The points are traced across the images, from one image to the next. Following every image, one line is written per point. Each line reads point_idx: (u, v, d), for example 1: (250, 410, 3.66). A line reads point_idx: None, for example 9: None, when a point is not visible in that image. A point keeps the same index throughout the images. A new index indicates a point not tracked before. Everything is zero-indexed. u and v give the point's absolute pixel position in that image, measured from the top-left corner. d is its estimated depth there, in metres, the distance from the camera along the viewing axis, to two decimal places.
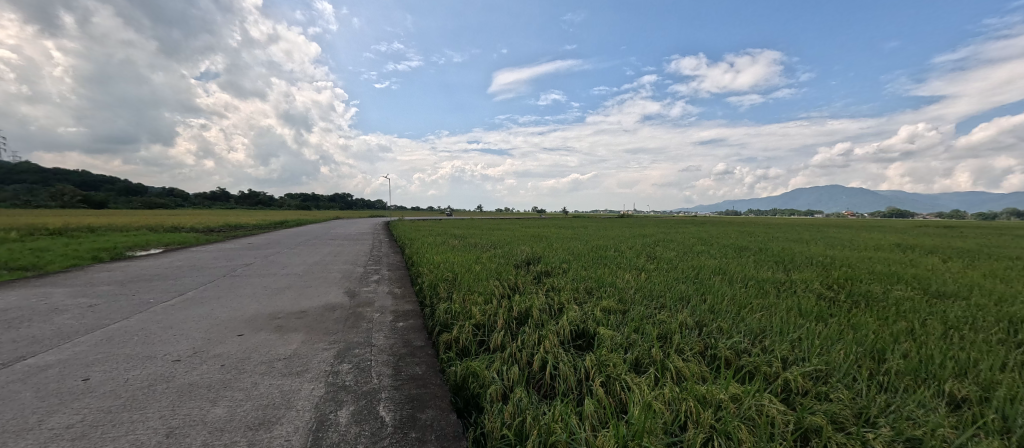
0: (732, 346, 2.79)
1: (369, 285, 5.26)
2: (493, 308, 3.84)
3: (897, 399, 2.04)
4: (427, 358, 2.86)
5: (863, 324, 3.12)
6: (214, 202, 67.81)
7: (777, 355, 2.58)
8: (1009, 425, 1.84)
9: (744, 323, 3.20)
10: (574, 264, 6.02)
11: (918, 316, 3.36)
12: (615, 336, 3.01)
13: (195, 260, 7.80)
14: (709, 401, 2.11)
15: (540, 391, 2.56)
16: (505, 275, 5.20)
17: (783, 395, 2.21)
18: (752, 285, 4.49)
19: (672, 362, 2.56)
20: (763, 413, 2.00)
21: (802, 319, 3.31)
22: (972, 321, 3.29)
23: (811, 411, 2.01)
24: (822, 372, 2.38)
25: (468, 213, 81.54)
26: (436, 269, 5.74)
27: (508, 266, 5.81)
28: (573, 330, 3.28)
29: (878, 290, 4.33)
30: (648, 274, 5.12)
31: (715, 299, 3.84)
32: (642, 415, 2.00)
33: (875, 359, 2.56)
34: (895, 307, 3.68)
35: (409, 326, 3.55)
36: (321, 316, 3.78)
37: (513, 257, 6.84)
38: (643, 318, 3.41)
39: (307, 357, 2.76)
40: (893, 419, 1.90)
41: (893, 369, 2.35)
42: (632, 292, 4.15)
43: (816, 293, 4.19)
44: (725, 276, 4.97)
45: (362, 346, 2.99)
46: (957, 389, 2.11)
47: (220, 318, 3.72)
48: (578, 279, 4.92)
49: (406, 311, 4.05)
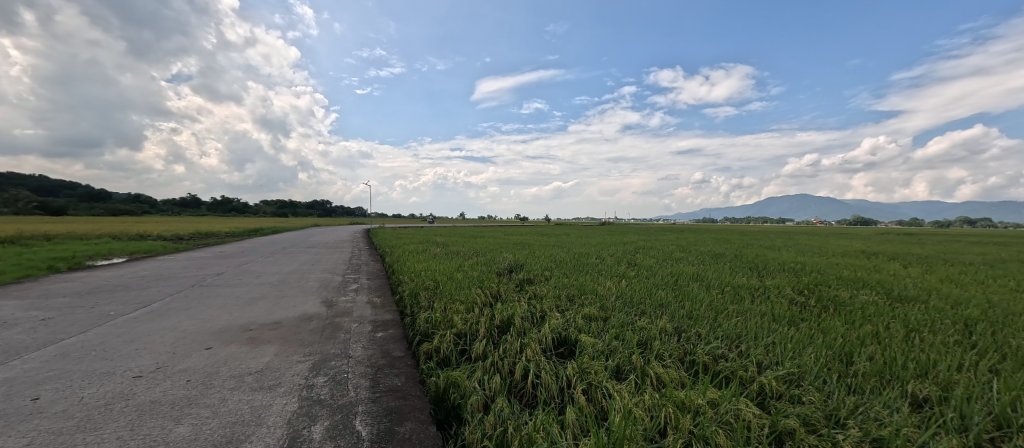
0: (710, 351, 2.85)
1: (348, 294, 5.14)
2: (475, 316, 3.80)
3: (865, 401, 2.11)
4: (406, 369, 2.80)
5: (832, 328, 3.24)
6: (184, 208, 65.18)
7: (753, 359, 2.64)
8: (967, 424, 1.93)
9: (721, 328, 3.27)
10: (556, 271, 6.05)
11: (882, 319, 3.52)
12: (597, 343, 3.02)
13: (163, 269, 7.45)
14: (688, 406, 2.14)
15: (522, 400, 2.54)
16: (487, 283, 5.17)
17: (759, 399, 2.25)
18: (728, 291, 4.62)
19: (652, 369, 2.58)
20: (739, 417, 2.04)
21: (775, 323, 3.41)
22: (931, 323, 3.46)
23: (785, 414, 2.05)
24: (795, 375, 2.45)
25: (450, 220, 81.09)
26: (417, 277, 5.66)
27: (491, 274, 5.79)
28: (555, 338, 3.28)
29: (845, 295, 4.52)
30: (629, 281, 5.19)
31: (693, 305, 3.92)
32: (623, 422, 2.01)
33: (844, 362, 2.66)
34: (861, 311, 3.84)
35: (389, 337, 3.47)
36: (296, 327, 3.65)
37: (496, 265, 6.82)
38: (623, 325, 3.44)
39: (280, 370, 2.65)
40: (860, 420, 1.97)
41: (861, 371, 2.45)
42: (613, 300, 4.19)
43: (788, 298, 4.34)
44: (702, 282, 5.09)
45: (339, 358, 2.90)
46: (919, 390, 2.20)
47: (188, 331, 3.54)
48: (560, 286, 4.94)
49: (386, 320, 3.96)
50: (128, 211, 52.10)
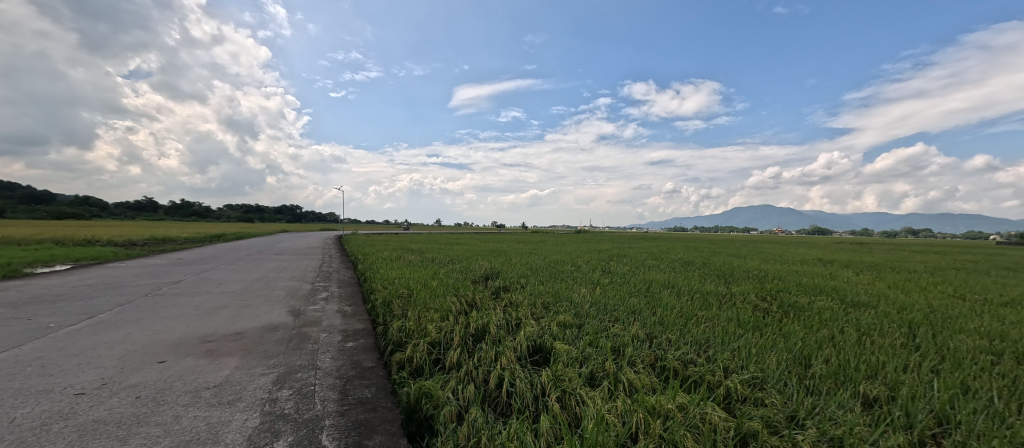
0: (680, 356, 2.93)
1: (317, 303, 4.95)
2: (449, 324, 3.75)
3: (822, 402, 2.22)
4: (377, 380, 2.72)
5: (792, 332, 3.41)
6: (140, 212, 61.24)
7: (719, 364, 2.74)
8: (911, 421, 2.06)
9: (690, 334, 3.37)
10: (532, 279, 6.08)
11: (837, 324, 3.73)
12: (571, 350, 3.05)
13: (112, 277, 6.93)
14: (658, 411, 2.19)
15: (496, 409, 2.51)
16: (462, 290, 5.12)
17: (725, 402, 2.33)
18: (697, 297, 4.79)
19: (625, 375, 2.63)
20: (706, 421, 2.10)
21: (740, 328, 3.55)
22: (880, 327, 3.71)
23: (749, 417, 2.13)
24: (758, 379, 2.55)
25: (426, 227, 80.11)
26: (391, 285, 5.54)
27: (466, 282, 5.75)
28: (530, 345, 3.28)
29: (803, 301, 4.77)
30: (603, 288, 5.28)
31: (665, 312, 4.03)
32: (596, 428, 2.03)
33: (803, 365, 2.79)
34: (818, 316, 4.06)
35: (359, 347, 3.36)
36: (260, 338, 3.48)
37: (472, 272, 6.77)
38: (597, 332, 3.49)
39: (241, 384, 2.51)
40: (817, 420, 2.07)
41: (818, 374, 2.58)
42: (587, 307, 4.25)
43: (752, 304, 4.54)
44: (673, 289, 5.25)
45: (305, 370, 2.79)
46: (870, 390, 2.35)
47: (139, 344, 3.30)
48: (536, 294, 4.95)
49: (357, 330, 3.84)
50: (75, 214, 48.40)
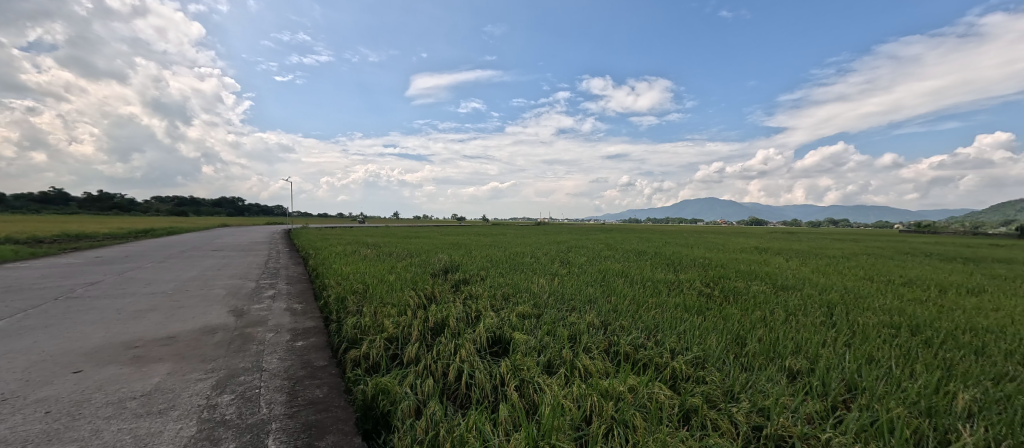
0: (632, 341, 3.08)
1: (263, 302, 4.64)
2: (407, 319, 3.68)
3: (754, 376, 2.45)
4: (329, 379, 2.61)
5: (731, 315, 3.71)
6: (47, 205, 53.83)
7: (667, 347, 2.91)
8: (827, 389, 2.33)
9: (641, 320, 3.55)
10: (492, 271, 6.10)
11: (769, 306, 4.10)
12: (529, 340, 3.10)
13: (10, 279, 6.04)
14: (610, 393, 2.30)
15: (455, 402, 2.52)
16: (421, 284, 5.03)
17: (671, 382, 2.50)
18: (648, 285, 5.06)
19: (580, 361, 2.72)
20: (653, 400, 2.24)
21: (686, 313, 3.81)
22: (805, 307, 4.12)
23: (692, 394, 2.30)
24: (700, 358, 2.75)
25: (385, 221, 77.66)
26: (345, 281, 5.32)
27: (425, 275, 5.66)
28: (489, 337, 3.29)
29: (741, 286, 5.20)
30: (561, 278, 5.41)
31: (619, 300, 4.23)
32: (552, 413, 2.09)
33: (739, 344, 3.05)
34: (753, 299, 4.45)
35: (310, 345, 3.21)
36: (196, 342, 3.21)
37: (431, 266, 6.66)
38: (555, 321, 3.58)
39: (174, 391, 2.31)
40: (750, 393, 2.28)
41: (752, 351, 2.82)
42: (545, 297, 4.35)
43: (697, 290, 4.87)
44: (627, 278, 5.51)
45: (249, 372, 2.62)
46: (794, 364, 2.61)
47: (48, 353, 2.93)
48: (495, 286, 4.97)
49: (307, 328, 3.66)
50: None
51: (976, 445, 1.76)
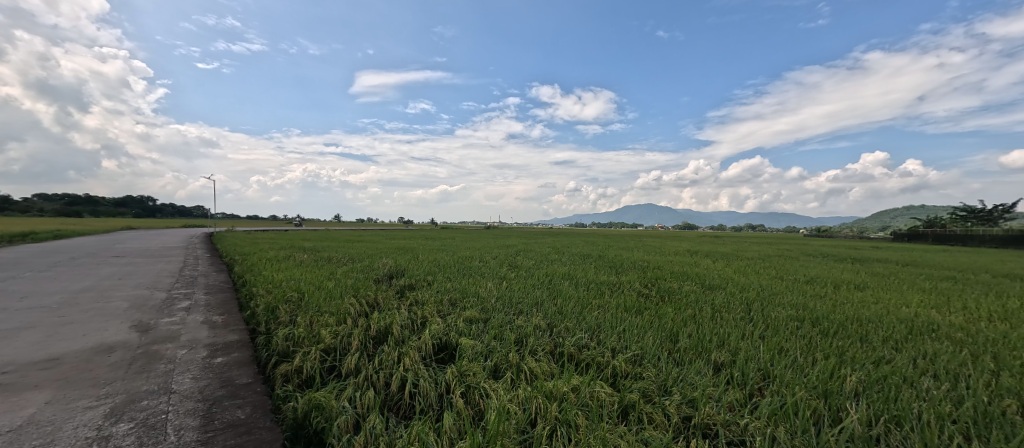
0: (576, 342, 3.18)
1: (175, 315, 4.11)
2: (347, 328, 3.47)
3: (685, 370, 2.64)
4: (254, 398, 2.38)
5: (666, 313, 3.98)
6: None
7: (608, 346, 3.05)
8: (745, 379, 2.57)
9: (585, 321, 3.67)
10: (439, 275, 5.98)
11: (698, 304, 4.47)
12: (476, 345, 3.08)
13: None
14: (555, 394, 2.35)
15: (398, 413, 2.41)
16: (363, 291, 4.78)
17: (612, 379, 2.62)
18: (591, 287, 5.27)
19: (526, 364, 2.74)
20: (595, 398, 2.33)
21: (626, 313, 4.01)
22: (727, 304, 4.54)
23: (630, 390, 2.42)
24: (638, 355, 2.92)
25: (326, 224, 73.08)
26: (277, 289, 4.90)
27: (368, 281, 5.40)
28: (435, 343, 3.21)
29: (675, 286, 5.62)
30: (508, 282, 5.45)
31: (564, 302, 4.35)
32: (497, 419, 2.08)
33: (672, 340, 3.27)
34: (685, 298, 4.82)
35: (231, 362, 2.90)
36: (86, 364, 2.76)
37: (374, 271, 6.35)
38: (502, 325, 3.59)
39: (53, 424, 1.96)
40: (680, 386, 2.45)
41: (683, 347, 3.05)
42: (493, 301, 4.34)
43: (636, 290, 5.17)
44: (572, 280, 5.69)
45: (155, 396, 2.30)
46: (718, 357, 2.85)
47: None
48: (442, 291, 4.87)
49: (229, 343, 3.30)
50: None
51: (861, 420, 2.04)
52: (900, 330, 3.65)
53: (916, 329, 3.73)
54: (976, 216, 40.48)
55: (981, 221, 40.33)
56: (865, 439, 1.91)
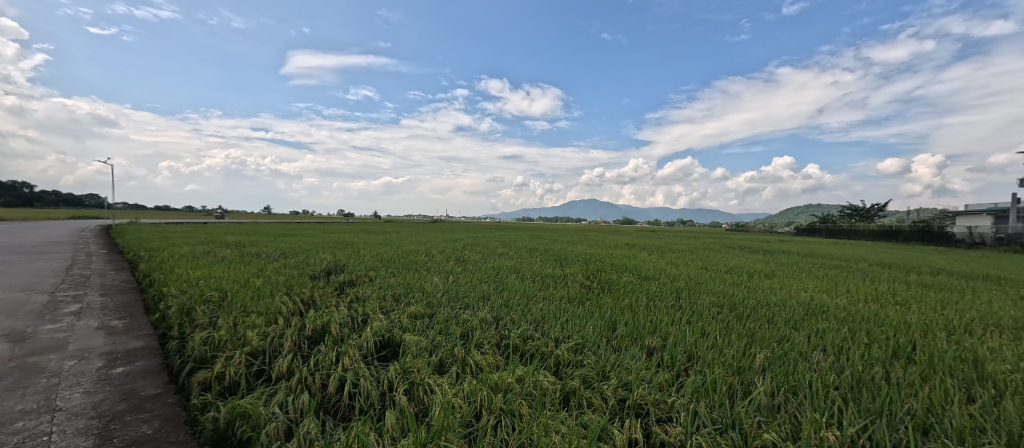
0: (521, 333, 3.25)
1: (60, 320, 3.52)
2: (277, 328, 3.21)
3: (621, 356, 2.82)
4: (163, 411, 2.12)
5: (606, 303, 4.21)
6: None
7: (552, 336, 3.16)
8: (674, 361, 2.81)
9: (530, 313, 3.76)
10: (381, 271, 5.75)
11: (634, 294, 4.79)
12: (420, 341, 3.02)
13: None
14: (500, 386, 2.38)
15: (335, 416, 2.29)
16: (296, 288, 4.46)
17: (554, 368, 2.72)
18: (537, 280, 5.40)
19: (471, 357, 2.75)
20: (538, 387, 2.40)
21: (569, 304, 4.18)
22: (660, 293, 4.92)
23: (571, 377, 2.53)
24: (579, 344, 3.06)
25: (254, 216, 66.70)
26: (193, 288, 4.38)
27: (302, 278, 5.04)
28: (377, 341, 3.09)
29: (614, 277, 5.95)
30: (455, 276, 5.40)
31: (510, 294, 4.42)
32: (441, 414, 2.06)
33: (611, 329, 3.46)
34: (623, 288, 5.13)
35: (135, 372, 2.55)
36: None
37: (310, 267, 5.94)
38: (448, 319, 3.55)
39: None
40: (616, 370, 2.61)
41: (621, 334, 3.25)
42: (439, 296, 4.28)
43: (580, 282, 5.39)
44: (518, 274, 5.79)
45: (31, 416, 1.95)
46: (651, 343, 3.08)
47: None
48: (385, 287, 4.69)
49: (132, 350, 2.90)
50: None
51: (765, 391, 2.33)
52: (798, 312, 4.21)
53: (811, 311, 4.33)
54: (858, 214, 47.83)
55: (861, 217, 47.67)
56: (768, 407, 2.19)
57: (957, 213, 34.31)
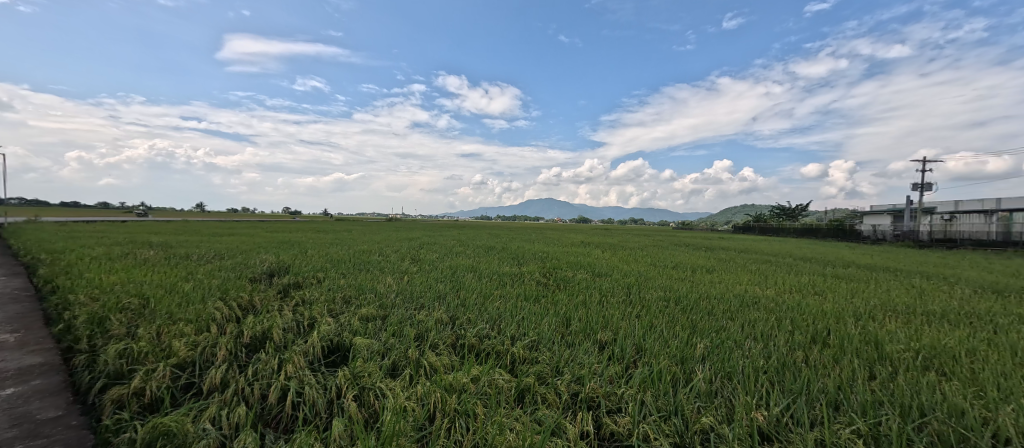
0: (477, 333, 3.23)
1: None
2: (210, 337, 2.94)
3: (574, 351, 2.89)
4: (66, 436, 1.86)
5: (561, 300, 4.31)
6: None
7: (508, 334, 3.17)
8: (624, 354, 2.93)
9: (486, 312, 3.76)
10: (331, 272, 5.47)
11: (588, 290, 4.95)
12: (372, 344, 2.90)
13: None
14: (454, 386, 2.36)
15: (277, 428, 2.14)
16: (233, 292, 4.12)
17: (510, 366, 2.73)
18: (494, 278, 5.41)
19: (426, 359, 2.69)
20: (493, 385, 2.40)
21: (525, 301, 4.23)
22: (612, 289, 5.12)
23: (526, 374, 2.56)
24: (534, 341, 3.10)
25: (185, 214, 60.70)
26: (107, 295, 3.89)
27: (241, 281, 4.67)
28: (325, 346, 2.93)
29: (570, 274, 6.11)
30: (410, 276, 5.26)
31: (466, 293, 4.38)
32: (392, 419, 2.00)
33: (566, 325, 3.55)
34: (577, 285, 5.28)
35: (31, 392, 2.22)
36: None
37: (249, 269, 5.51)
38: (402, 321, 3.45)
39: None
40: (570, 365, 2.68)
41: (574, 330, 3.34)
42: (392, 296, 4.15)
43: (536, 280, 5.48)
44: (475, 272, 5.76)
45: None
46: (604, 338, 3.19)
47: None
48: (335, 288, 4.47)
49: (27, 367, 2.51)
50: None
51: (704, 378, 2.51)
52: (734, 304, 4.58)
53: (745, 302, 4.72)
54: (786, 213, 52.90)
55: (789, 216, 52.72)
56: (706, 392, 2.35)
57: (865, 213, 39.02)
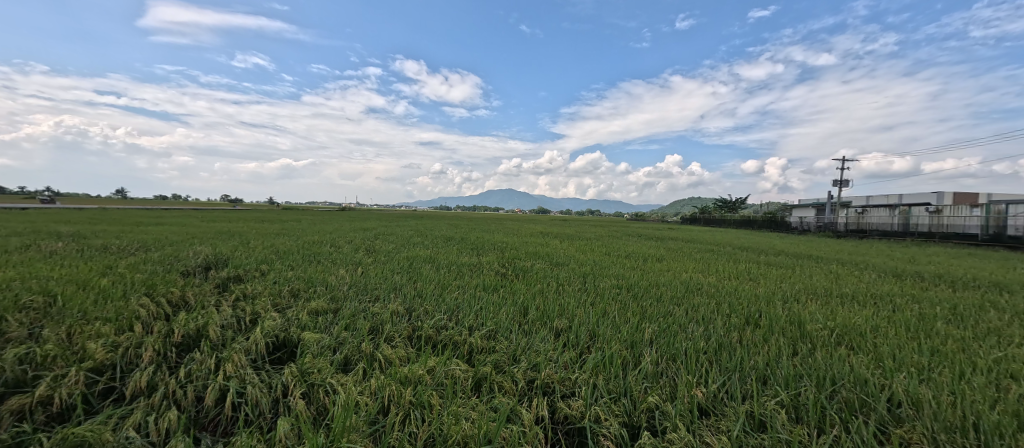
0: (434, 324, 3.20)
1: None
2: (134, 336, 2.66)
3: (531, 340, 2.95)
4: None
5: (519, 290, 4.35)
6: None
7: (466, 325, 3.17)
8: (578, 341, 3.03)
9: (444, 303, 3.71)
10: (277, 264, 5.14)
11: (546, 280, 5.04)
12: (322, 339, 2.78)
13: None
14: (410, 378, 2.32)
15: (213, 432, 2.00)
16: (163, 287, 3.75)
17: (466, 356, 2.74)
18: (452, 269, 5.36)
19: (380, 352, 2.62)
20: (450, 376, 2.39)
21: (484, 292, 4.23)
22: (568, 279, 5.26)
23: (483, 364, 2.57)
24: (492, 331, 3.12)
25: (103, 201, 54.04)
26: (3, 292, 3.39)
27: (171, 275, 4.26)
28: (270, 342, 2.76)
29: (528, 264, 6.20)
30: (364, 268, 5.08)
31: (424, 285, 4.30)
32: (342, 414, 1.94)
33: (523, 314, 3.60)
34: (535, 274, 5.37)
35: None
36: None
37: (181, 262, 5.04)
38: (354, 314, 3.32)
39: None
40: (527, 354, 2.73)
41: (531, 319, 3.40)
42: (345, 289, 3.98)
43: (495, 270, 5.50)
44: (434, 263, 5.67)
45: None
46: (559, 326, 3.27)
47: None
48: (281, 281, 4.21)
49: None
50: None
51: (651, 360, 2.67)
52: (679, 290, 4.89)
53: (689, 288, 5.06)
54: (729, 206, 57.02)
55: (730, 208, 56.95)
56: (653, 373, 2.50)
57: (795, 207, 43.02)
